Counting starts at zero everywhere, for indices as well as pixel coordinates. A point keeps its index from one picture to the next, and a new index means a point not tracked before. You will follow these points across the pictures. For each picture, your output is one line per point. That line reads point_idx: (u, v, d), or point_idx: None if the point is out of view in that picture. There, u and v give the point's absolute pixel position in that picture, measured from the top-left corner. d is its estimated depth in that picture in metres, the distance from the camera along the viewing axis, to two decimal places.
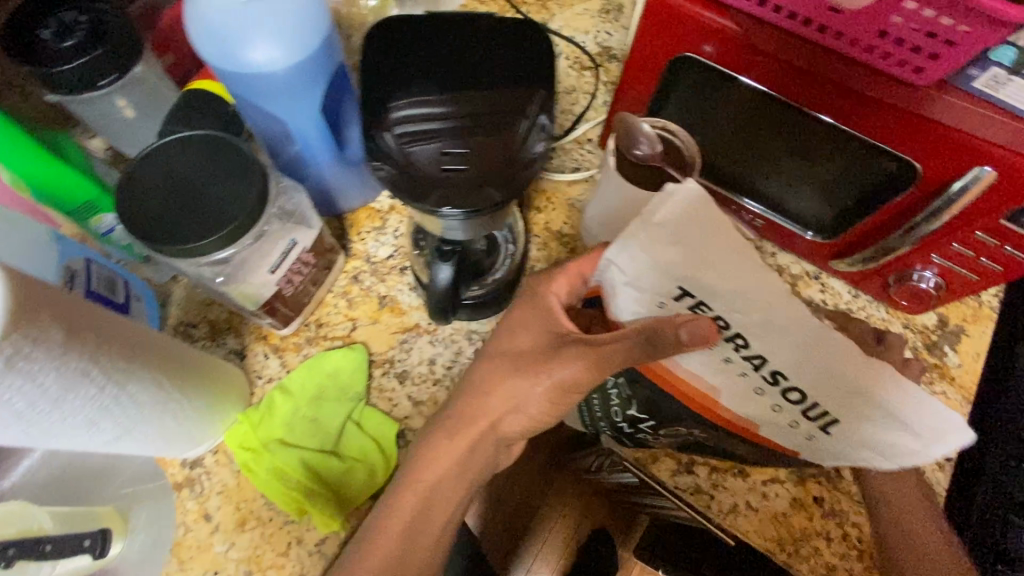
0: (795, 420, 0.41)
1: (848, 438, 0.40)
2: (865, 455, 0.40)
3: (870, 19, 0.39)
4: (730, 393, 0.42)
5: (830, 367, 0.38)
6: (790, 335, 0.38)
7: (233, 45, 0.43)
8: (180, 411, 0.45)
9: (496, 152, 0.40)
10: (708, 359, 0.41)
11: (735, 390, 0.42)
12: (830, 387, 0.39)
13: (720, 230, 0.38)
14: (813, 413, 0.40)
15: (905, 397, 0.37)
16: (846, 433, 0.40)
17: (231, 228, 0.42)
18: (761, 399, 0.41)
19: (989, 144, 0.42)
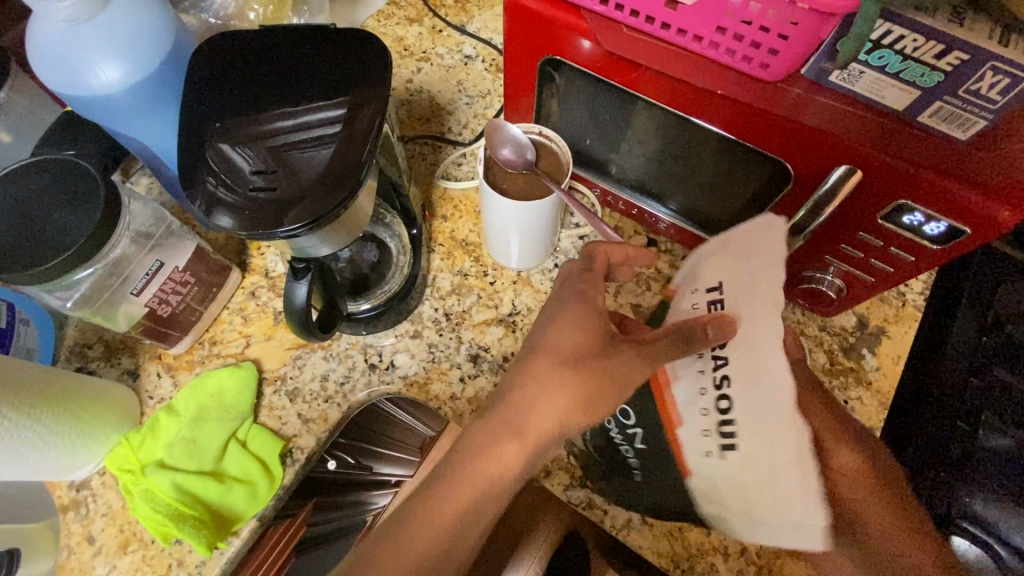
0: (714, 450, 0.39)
1: (743, 488, 0.38)
2: (743, 508, 0.38)
3: (705, 15, 0.38)
4: (688, 397, 0.41)
5: (766, 407, 0.36)
6: (761, 370, 0.36)
7: (68, 67, 0.42)
8: (38, 437, 0.45)
9: (313, 171, 0.39)
10: (691, 364, 0.41)
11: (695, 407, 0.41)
12: (759, 447, 0.36)
13: (772, 253, 0.39)
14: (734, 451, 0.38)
15: (800, 477, 0.35)
16: (741, 481, 0.38)
17: (70, 254, 0.41)
18: (704, 418, 0.40)
19: (847, 142, 0.40)
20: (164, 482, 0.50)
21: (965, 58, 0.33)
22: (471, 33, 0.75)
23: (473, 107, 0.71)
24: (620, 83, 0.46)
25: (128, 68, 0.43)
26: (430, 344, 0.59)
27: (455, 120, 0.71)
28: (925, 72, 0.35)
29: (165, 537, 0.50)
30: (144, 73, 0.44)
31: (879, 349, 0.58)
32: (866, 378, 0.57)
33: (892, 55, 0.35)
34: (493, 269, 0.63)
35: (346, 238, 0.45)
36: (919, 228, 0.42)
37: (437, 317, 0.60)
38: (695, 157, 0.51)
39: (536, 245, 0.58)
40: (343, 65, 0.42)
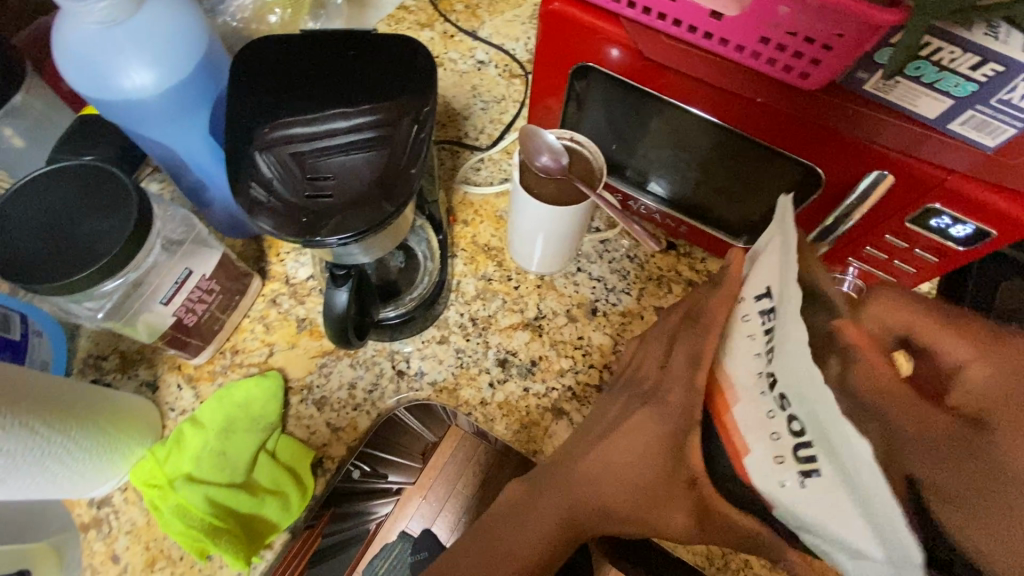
0: (781, 455, 0.28)
1: (819, 507, 0.26)
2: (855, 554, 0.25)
3: (749, 24, 0.39)
4: (752, 427, 0.31)
5: (746, 415, 0.31)
6: (750, 359, 0.32)
7: (99, 71, 0.41)
8: (64, 456, 0.43)
9: (367, 175, 0.39)
10: (756, 418, 0.30)
11: (760, 465, 0.30)
12: (776, 444, 0.29)
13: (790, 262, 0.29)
14: (804, 451, 0.27)
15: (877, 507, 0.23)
16: (817, 501, 0.26)
17: (104, 263, 0.40)
18: (767, 434, 0.29)
19: (883, 149, 0.42)
20: (195, 497, 0.48)
21: (1000, 70, 0.34)
22: (484, 39, 0.75)
23: (488, 112, 0.71)
24: (655, 89, 0.47)
25: (159, 72, 0.42)
26: (457, 349, 0.59)
27: (471, 126, 0.71)
28: (960, 82, 0.36)
29: (200, 554, 0.48)
30: (175, 78, 0.43)
31: None
32: None
33: (929, 66, 0.36)
34: (516, 273, 0.63)
35: (388, 244, 0.45)
36: (945, 230, 0.44)
37: (463, 323, 0.60)
38: (720, 163, 0.52)
39: (562, 251, 0.58)
40: (388, 72, 0.43)
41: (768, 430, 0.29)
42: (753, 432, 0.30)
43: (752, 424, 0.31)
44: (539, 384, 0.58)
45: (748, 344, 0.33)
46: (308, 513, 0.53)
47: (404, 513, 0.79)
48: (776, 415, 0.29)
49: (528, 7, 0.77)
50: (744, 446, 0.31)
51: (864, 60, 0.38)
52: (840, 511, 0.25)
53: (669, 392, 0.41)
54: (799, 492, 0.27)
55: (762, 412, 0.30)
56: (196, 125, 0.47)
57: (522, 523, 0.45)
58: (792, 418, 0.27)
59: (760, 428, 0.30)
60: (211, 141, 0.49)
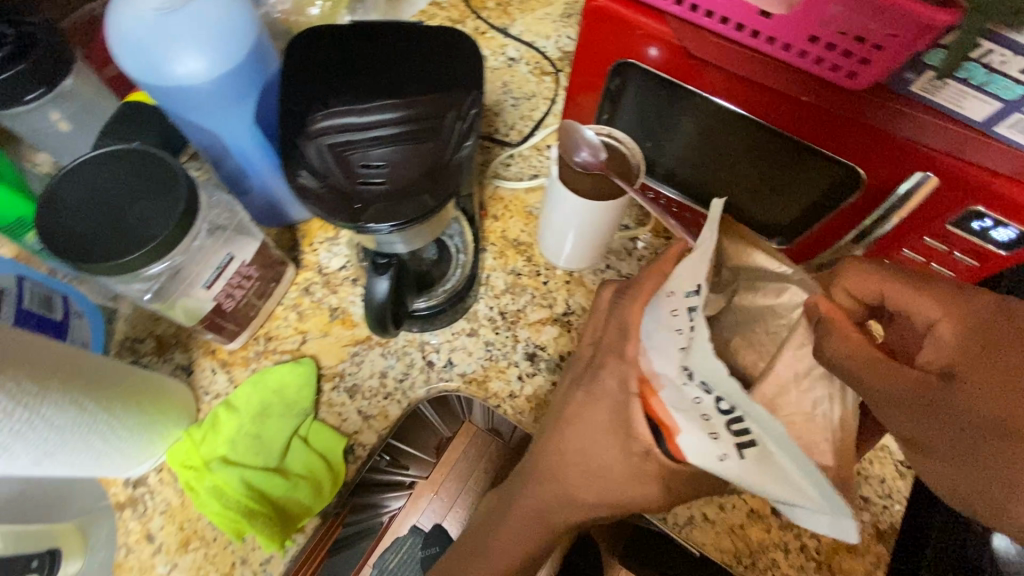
0: (715, 434, 0.31)
1: (764, 476, 0.30)
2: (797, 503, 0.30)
3: (799, 23, 0.39)
4: (685, 417, 0.33)
5: (677, 399, 0.34)
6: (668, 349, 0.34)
7: (155, 57, 0.42)
8: (108, 433, 0.44)
9: (415, 165, 0.40)
10: (686, 405, 0.32)
11: (695, 443, 0.32)
12: (708, 424, 0.31)
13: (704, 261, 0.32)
14: (738, 425, 0.30)
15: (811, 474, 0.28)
16: (761, 471, 0.30)
17: (155, 244, 0.41)
18: (702, 419, 0.31)
19: (929, 151, 0.42)
20: (232, 478, 0.50)
21: None
22: (515, 36, 0.76)
23: (519, 109, 0.72)
24: (696, 87, 0.47)
25: (212, 60, 0.43)
26: (486, 342, 0.59)
27: (502, 121, 0.71)
28: (1010, 85, 0.36)
29: (235, 535, 0.49)
30: (227, 66, 0.43)
31: None
32: None
33: (978, 68, 0.36)
34: (545, 269, 0.63)
35: (428, 235, 0.46)
36: (988, 233, 0.44)
37: (492, 316, 0.61)
38: (754, 163, 0.52)
39: (593, 247, 0.58)
40: (436, 65, 0.43)
41: (697, 412, 0.31)
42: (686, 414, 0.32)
43: (681, 406, 0.33)
44: None
45: (671, 335, 0.33)
46: (339, 499, 0.53)
47: (417, 507, 0.77)
48: (704, 399, 0.31)
49: (559, 5, 0.78)
50: (677, 427, 0.34)
51: (913, 61, 0.38)
52: (782, 479, 0.29)
53: (599, 374, 0.42)
54: (737, 463, 0.31)
55: (689, 398, 0.32)
56: (244, 114, 0.48)
57: (496, 528, 0.47)
58: (719, 400, 0.30)
59: (690, 410, 0.32)
60: (256, 129, 0.50)
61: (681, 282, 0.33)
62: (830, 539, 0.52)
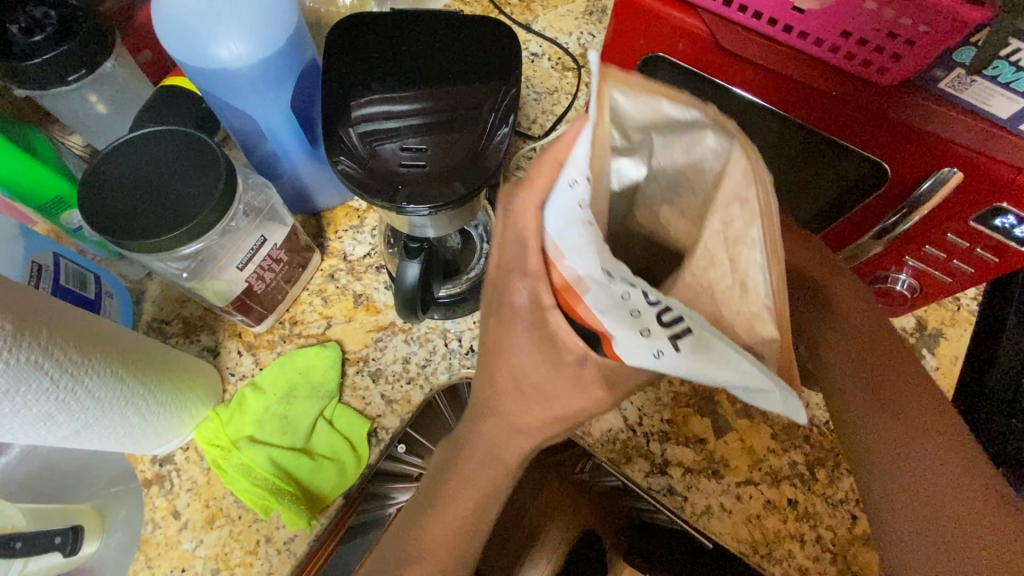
0: (644, 330, 0.24)
1: (701, 369, 0.25)
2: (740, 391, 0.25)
3: (833, 18, 0.40)
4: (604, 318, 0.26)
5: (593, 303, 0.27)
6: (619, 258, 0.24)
7: (200, 41, 0.43)
8: (144, 407, 0.44)
9: (454, 151, 0.41)
10: (603, 301, 0.25)
11: (626, 346, 0.26)
12: (625, 320, 0.25)
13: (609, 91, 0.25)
14: (670, 317, 0.24)
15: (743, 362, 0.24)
16: (703, 363, 0.24)
17: (196, 222, 0.42)
18: (629, 316, 0.25)
19: (956, 148, 0.43)
20: (260, 456, 0.51)
21: None
22: (538, 32, 0.76)
23: (541, 104, 0.73)
24: (725, 81, 0.48)
25: (254, 43, 0.43)
26: None
27: (524, 116, 0.72)
28: None
29: (263, 512, 0.50)
30: (268, 50, 0.44)
31: (938, 349, 0.59)
32: None
33: (1007, 66, 0.37)
34: None
35: (459, 220, 0.47)
36: (1010, 230, 0.45)
37: None
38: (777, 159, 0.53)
39: None
40: (472, 54, 0.44)
41: (624, 310, 0.25)
42: (609, 317, 0.26)
43: (605, 307, 0.26)
44: None
45: (568, 230, 0.25)
46: (361, 481, 0.54)
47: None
48: (631, 293, 0.24)
49: (582, 2, 0.78)
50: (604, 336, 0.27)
51: (943, 57, 0.39)
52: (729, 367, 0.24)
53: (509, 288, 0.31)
54: (671, 358, 0.25)
55: (616, 299, 0.25)
56: (281, 99, 0.49)
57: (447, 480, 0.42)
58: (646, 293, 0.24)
59: (614, 310, 0.25)
60: (292, 116, 0.51)
61: (574, 163, 0.25)
62: (845, 531, 0.53)
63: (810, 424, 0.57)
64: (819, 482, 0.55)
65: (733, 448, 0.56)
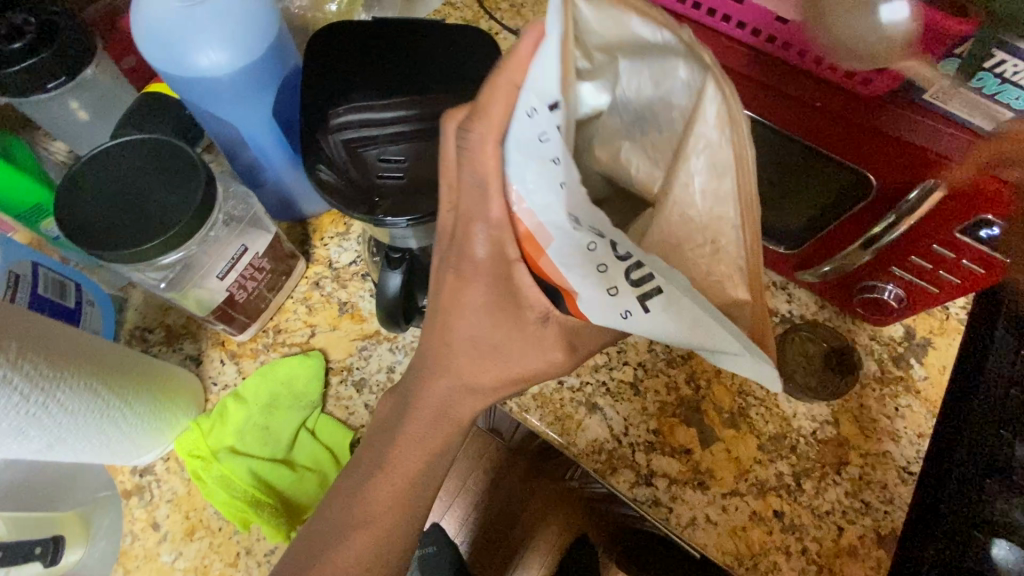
0: (615, 287, 0.26)
1: (669, 321, 0.27)
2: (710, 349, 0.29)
3: (816, 30, 0.40)
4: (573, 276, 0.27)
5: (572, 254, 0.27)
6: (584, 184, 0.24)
7: (182, 49, 0.42)
8: (122, 418, 0.44)
9: (435, 161, 0.41)
10: (571, 255, 0.26)
11: (596, 302, 0.28)
12: (596, 274, 0.26)
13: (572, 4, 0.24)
14: (640, 275, 0.26)
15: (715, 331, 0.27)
16: (671, 317, 0.27)
17: (173, 233, 0.41)
18: (599, 272, 0.26)
19: (942, 159, 0.42)
20: (240, 468, 0.50)
21: None
22: None
23: None
24: None
25: (236, 52, 0.43)
26: None
27: None
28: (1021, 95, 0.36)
29: (242, 524, 0.50)
30: (251, 59, 0.44)
31: (926, 358, 0.59)
32: (915, 387, 0.58)
33: (992, 77, 0.36)
34: None
35: None
36: (994, 242, 0.45)
37: None
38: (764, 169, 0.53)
39: None
40: (455, 63, 0.44)
41: (593, 264, 0.26)
42: (575, 272, 0.27)
43: (571, 261, 0.26)
44: (575, 379, 0.58)
45: (542, 165, 0.25)
46: None
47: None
48: (598, 246, 0.25)
49: None
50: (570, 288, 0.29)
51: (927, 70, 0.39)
52: (699, 328, 0.27)
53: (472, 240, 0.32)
54: (643, 316, 0.27)
55: (586, 254, 0.26)
56: (263, 106, 0.48)
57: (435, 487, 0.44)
58: (616, 246, 0.25)
59: (582, 263, 0.26)
60: (274, 122, 0.50)
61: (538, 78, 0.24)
62: (831, 543, 0.53)
63: (796, 434, 0.56)
64: (805, 494, 0.54)
65: (718, 459, 0.56)
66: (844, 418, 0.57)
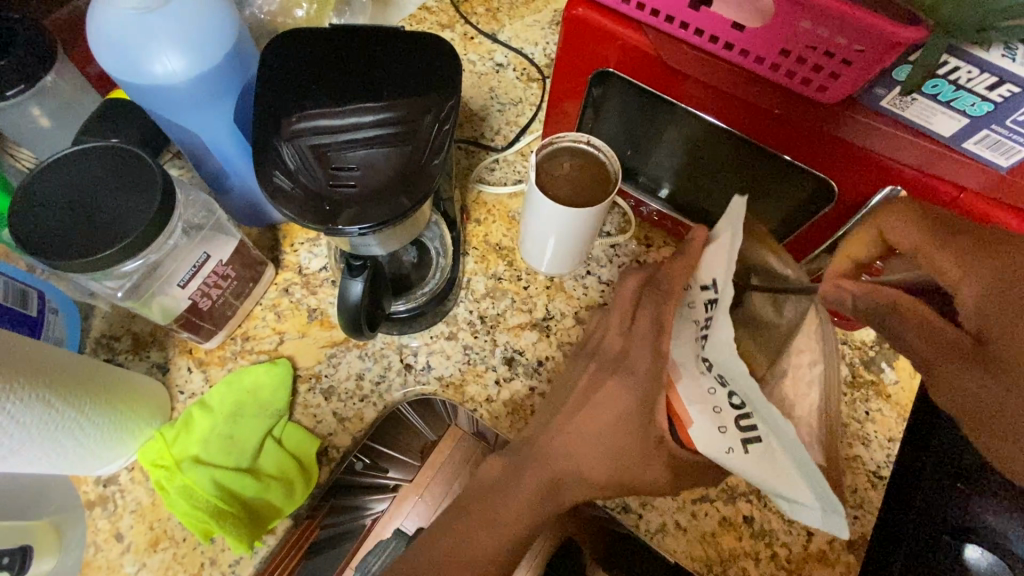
0: (723, 424, 0.34)
1: (766, 468, 0.32)
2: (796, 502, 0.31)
3: (771, 37, 0.39)
4: (694, 406, 0.36)
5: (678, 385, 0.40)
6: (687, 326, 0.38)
7: (132, 57, 0.42)
8: (77, 431, 0.43)
9: (391, 169, 0.40)
10: (693, 388, 0.37)
11: (703, 427, 0.36)
12: (716, 412, 0.35)
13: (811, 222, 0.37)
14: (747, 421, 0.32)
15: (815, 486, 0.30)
16: (771, 461, 0.32)
17: (128, 242, 0.41)
18: (711, 402, 0.35)
19: (900, 165, 0.42)
20: (202, 478, 0.49)
21: (1016, 91, 0.35)
22: (503, 42, 0.76)
23: (504, 114, 0.72)
24: (674, 98, 0.48)
25: (188, 60, 0.43)
26: (465, 346, 0.60)
27: (488, 126, 0.71)
28: (976, 102, 0.37)
29: (205, 536, 0.49)
30: (203, 66, 0.43)
31: (897, 362, 0.60)
32: (886, 391, 0.58)
33: (946, 84, 0.37)
34: (526, 273, 0.63)
35: (402, 237, 0.46)
36: None
37: (472, 320, 0.61)
38: (728, 174, 0.53)
39: (574, 253, 0.58)
40: (415, 69, 0.44)
41: (711, 403, 0.35)
42: (695, 406, 0.36)
43: (695, 399, 0.36)
44: (545, 384, 0.58)
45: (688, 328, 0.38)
46: (312, 501, 0.53)
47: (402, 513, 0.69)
48: (718, 391, 0.34)
49: (547, 12, 0.78)
50: (688, 420, 0.37)
51: (882, 77, 0.39)
52: (790, 481, 0.31)
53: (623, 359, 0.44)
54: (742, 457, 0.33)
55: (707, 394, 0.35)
56: (223, 113, 0.48)
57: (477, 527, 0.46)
58: (732, 394, 0.33)
59: (703, 400, 0.36)
60: (235, 129, 0.50)
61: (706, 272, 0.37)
62: (800, 548, 0.53)
63: None
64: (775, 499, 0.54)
65: None
66: None
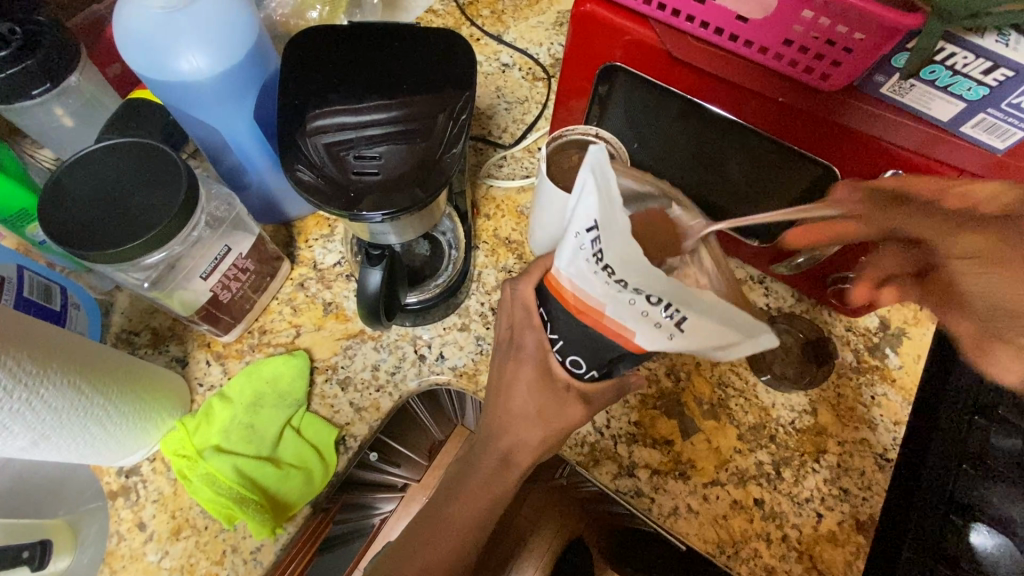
0: (653, 319, 0.31)
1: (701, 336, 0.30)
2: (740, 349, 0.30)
3: (776, 27, 0.41)
4: (621, 313, 0.32)
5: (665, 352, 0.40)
6: (578, 264, 0.33)
7: (160, 54, 0.43)
8: (106, 414, 0.44)
9: (412, 159, 0.42)
10: (618, 303, 0.32)
11: (637, 326, 0.32)
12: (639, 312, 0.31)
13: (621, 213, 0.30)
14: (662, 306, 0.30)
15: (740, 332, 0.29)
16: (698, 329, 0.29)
17: (155, 233, 0.42)
18: (635, 306, 0.31)
19: (900, 149, 0.44)
20: (225, 466, 0.51)
21: (1011, 74, 0.37)
22: (508, 43, 0.77)
23: (511, 113, 0.74)
24: (681, 89, 0.49)
25: (214, 55, 0.44)
26: (477, 337, 0.61)
27: (495, 124, 0.73)
28: (972, 86, 0.38)
29: (227, 521, 0.50)
30: (228, 62, 0.45)
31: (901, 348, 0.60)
32: (891, 375, 0.59)
33: (943, 70, 0.38)
34: None
35: (420, 227, 0.47)
36: None
37: (483, 311, 0.62)
38: (733, 165, 0.54)
39: None
40: (433, 64, 0.45)
41: (634, 307, 0.31)
42: (625, 317, 0.32)
43: (622, 313, 0.32)
44: None
45: (587, 261, 0.32)
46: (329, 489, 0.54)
47: (407, 513, 0.70)
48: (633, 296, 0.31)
49: (552, 14, 0.80)
50: (625, 334, 0.34)
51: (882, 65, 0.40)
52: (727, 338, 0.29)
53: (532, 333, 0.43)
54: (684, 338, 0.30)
55: (627, 298, 0.31)
56: (246, 109, 0.50)
57: (480, 498, 0.46)
58: (645, 294, 0.30)
59: (632, 311, 0.32)
60: (255, 126, 0.52)
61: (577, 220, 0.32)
62: (811, 530, 0.54)
63: (776, 424, 0.57)
64: (784, 481, 0.55)
65: (700, 449, 0.56)
66: (823, 407, 0.58)
